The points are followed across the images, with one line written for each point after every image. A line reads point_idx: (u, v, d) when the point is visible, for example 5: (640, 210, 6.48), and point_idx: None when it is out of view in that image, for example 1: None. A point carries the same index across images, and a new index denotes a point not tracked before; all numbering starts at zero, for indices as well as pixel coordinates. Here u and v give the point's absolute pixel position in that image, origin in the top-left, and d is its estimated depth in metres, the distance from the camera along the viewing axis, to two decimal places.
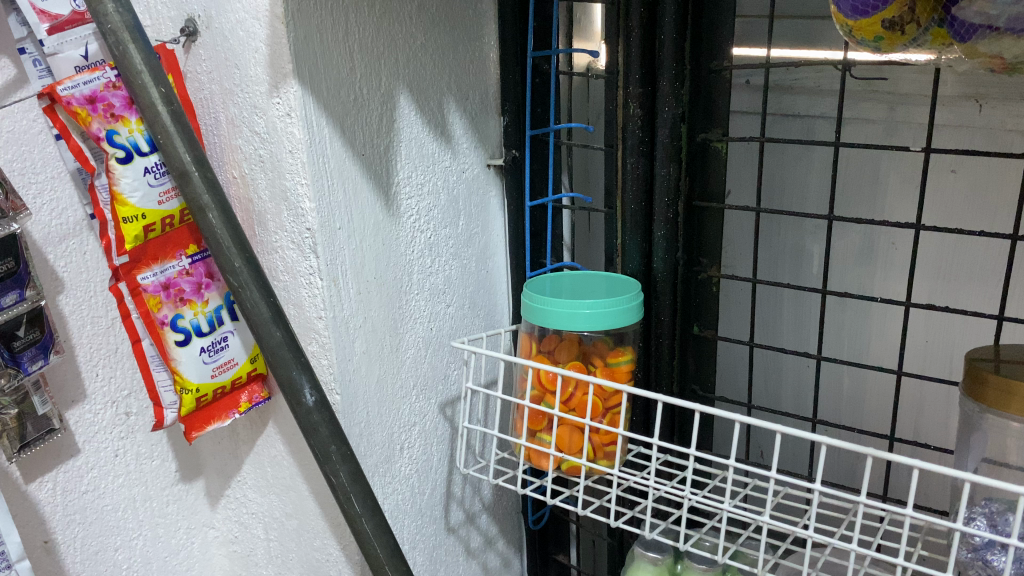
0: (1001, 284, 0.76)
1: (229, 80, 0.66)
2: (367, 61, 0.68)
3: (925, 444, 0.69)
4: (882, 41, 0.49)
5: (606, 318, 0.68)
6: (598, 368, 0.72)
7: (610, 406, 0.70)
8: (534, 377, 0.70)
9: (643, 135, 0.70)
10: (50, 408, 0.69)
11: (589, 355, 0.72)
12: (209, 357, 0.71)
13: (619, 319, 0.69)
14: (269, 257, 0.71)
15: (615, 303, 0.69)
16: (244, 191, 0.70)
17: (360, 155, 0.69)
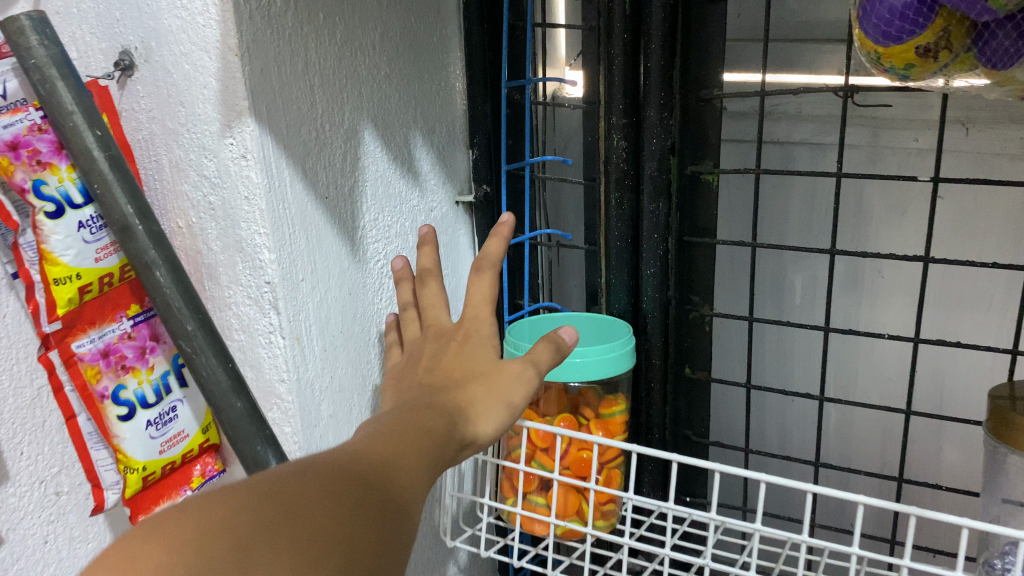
0: (992, 312, 0.73)
1: (173, 119, 0.58)
2: (328, 95, 0.62)
3: (938, 486, 0.66)
4: (913, 69, 0.46)
5: (605, 365, 0.63)
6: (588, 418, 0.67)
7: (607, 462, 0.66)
8: (527, 436, 0.65)
9: (630, 169, 0.66)
10: None
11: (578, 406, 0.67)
12: (157, 431, 0.63)
13: (617, 365, 0.64)
14: (222, 315, 0.63)
15: (612, 348, 0.64)
16: (192, 242, 0.62)
17: (322, 199, 0.62)
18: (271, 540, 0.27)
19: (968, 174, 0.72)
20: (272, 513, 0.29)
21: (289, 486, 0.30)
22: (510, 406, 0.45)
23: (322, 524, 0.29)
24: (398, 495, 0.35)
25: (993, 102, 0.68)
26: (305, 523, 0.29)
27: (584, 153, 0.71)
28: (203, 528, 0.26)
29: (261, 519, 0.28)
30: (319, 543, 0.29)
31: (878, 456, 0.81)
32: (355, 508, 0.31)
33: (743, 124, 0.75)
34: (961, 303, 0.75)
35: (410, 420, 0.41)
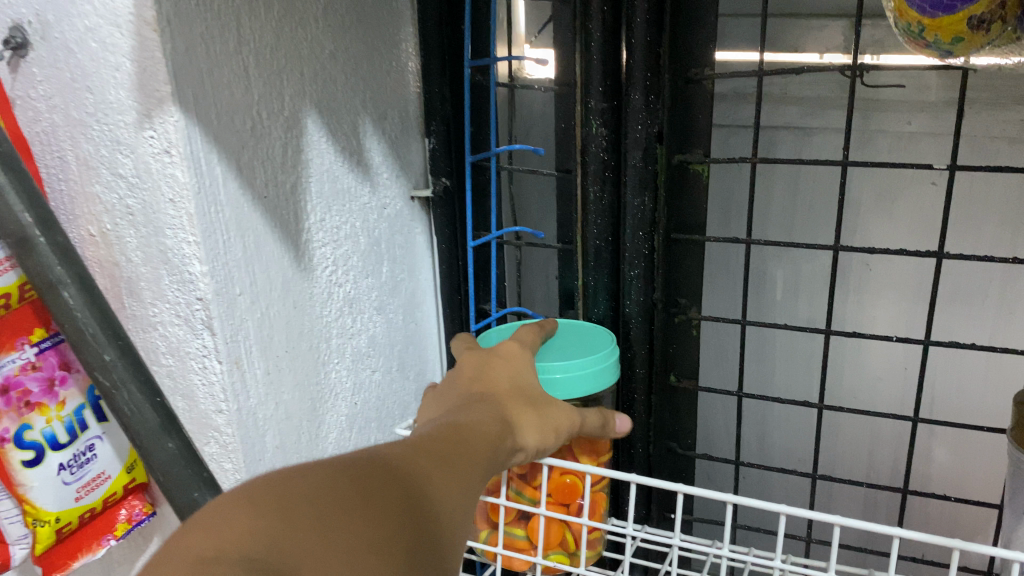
0: (988, 305, 0.69)
1: (78, 108, 0.49)
2: (265, 77, 0.52)
3: (947, 497, 0.61)
4: (961, 44, 0.40)
5: (591, 381, 0.56)
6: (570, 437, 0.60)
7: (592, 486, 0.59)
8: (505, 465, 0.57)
9: (611, 159, 0.59)
10: None
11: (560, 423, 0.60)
12: (71, 476, 0.54)
13: (603, 379, 0.57)
14: (146, 336, 0.54)
15: (598, 360, 0.56)
16: (107, 252, 0.53)
17: (261, 199, 0.53)
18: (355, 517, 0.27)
19: (964, 159, 0.67)
20: (353, 489, 0.29)
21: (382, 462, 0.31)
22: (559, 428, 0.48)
23: (399, 512, 0.29)
24: (469, 494, 0.34)
25: (994, 82, 0.63)
26: (400, 489, 0.30)
27: (557, 141, 0.64)
28: (296, 488, 0.27)
29: (348, 498, 0.28)
30: (391, 532, 0.28)
31: (867, 460, 0.76)
32: (448, 487, 0.33)
33: (723, 108, 0.68)
34: (954, 297, 0.70)
35: (471, 426, 0.39)
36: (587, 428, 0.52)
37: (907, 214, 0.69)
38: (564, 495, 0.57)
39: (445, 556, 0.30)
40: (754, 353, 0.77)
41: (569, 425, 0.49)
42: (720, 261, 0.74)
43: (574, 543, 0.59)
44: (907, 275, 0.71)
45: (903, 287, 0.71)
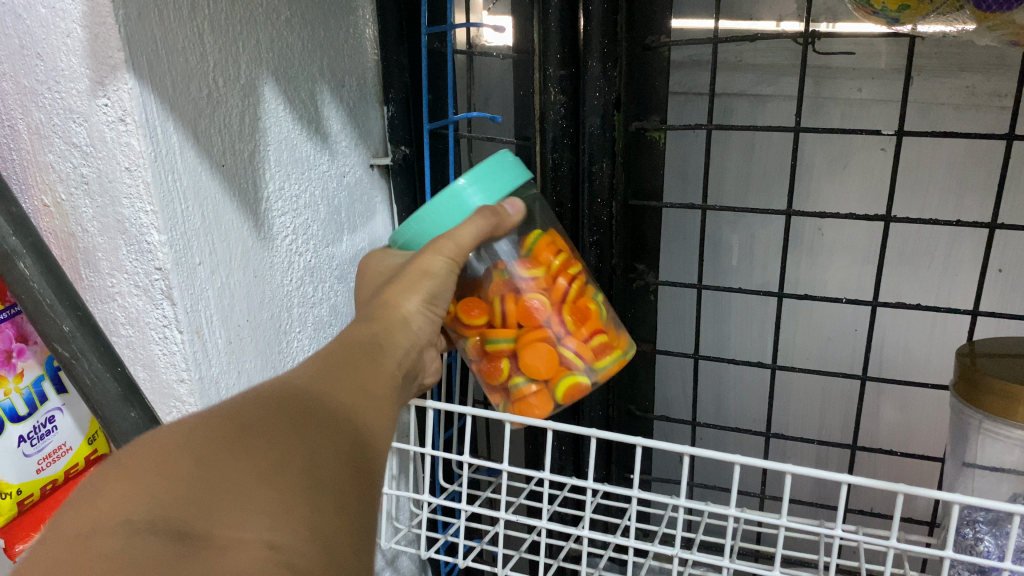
0: (933, 267, 0.71)
1: (29, 76, 0.48)
2: (220, 44, 0.52)
3: (894, 451, 0.63)
4: (907, 11, 0.42)
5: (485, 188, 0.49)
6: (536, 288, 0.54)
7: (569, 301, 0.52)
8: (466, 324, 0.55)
9: (569, 126, 0.59)
10: None
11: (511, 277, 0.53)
12: (32, 448, 0.54)
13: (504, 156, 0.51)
14: (104, 307, 0.54)
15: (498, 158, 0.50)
16: (61, 222, 0.52)
17: (218, 167, 0.52)
18: (237, 448, 0.29)
19: (912, 126, 0.68)
20: (228, 428, 0.31)
21: (247, 400, 0.33)
22: (450, 259, 0.47)
23: (277, 446, 0.30)
24: (354, 398, 0.37)
25: (941, 49, 0.64)
26: (273, 414, 0.32)
27: (516, 108, 0.64)
28: (163, 446, 0.29)
29: (225, 435, 0.30)
30: (287, 457, 0.30)
31: (818, 419, 0.78)
32: (328, 398, 0.35)
33: (680, 75, 0.69)
34: (902, 260, 0.72)
35: (343, 344, 0.42)
36: (466, 238, 0.47)
37: (857, 180, 0.71)
38: (526, 317, 0.51)
39: (353, 449, 0.33)
40: (712, 318, 0.78)
41: (451, 278, 0.48)
42: (679, 227, 0.74)
43: (576, 354, 0.51)
44: (857, 239, 0.73)
45: (854, 250, 0.73)
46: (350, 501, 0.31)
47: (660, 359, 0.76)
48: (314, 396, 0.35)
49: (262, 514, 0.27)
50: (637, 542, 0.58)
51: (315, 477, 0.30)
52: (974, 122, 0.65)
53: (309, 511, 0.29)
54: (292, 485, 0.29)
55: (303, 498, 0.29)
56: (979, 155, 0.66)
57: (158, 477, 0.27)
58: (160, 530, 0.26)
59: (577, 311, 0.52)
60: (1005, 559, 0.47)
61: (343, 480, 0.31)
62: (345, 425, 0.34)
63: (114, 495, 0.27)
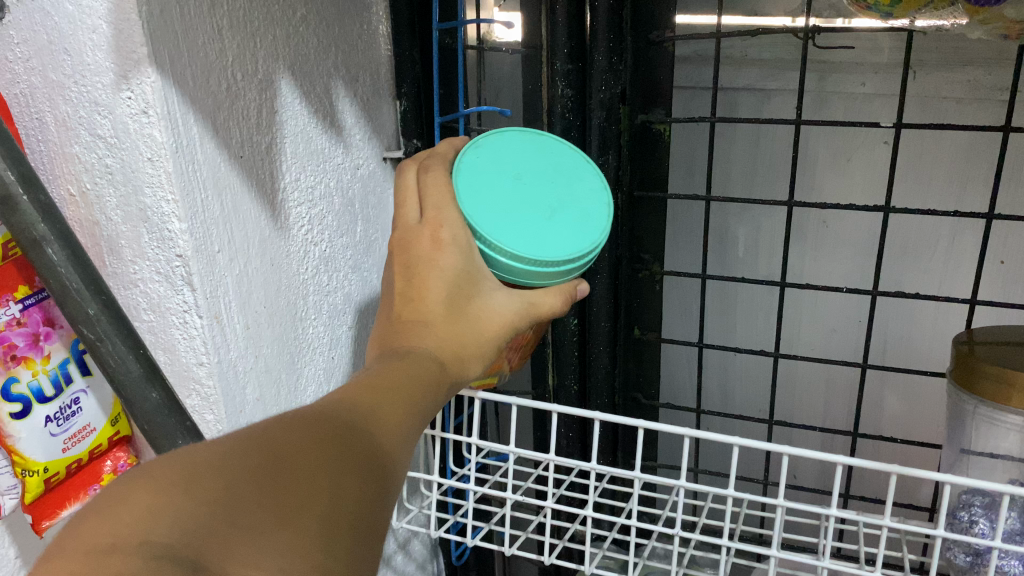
0: (936, 258, 0.72)
1: (57, 70, 0.50)
2: (239, 39, 0.54)
3: (894, 438, 0.65)
4: (900, 5, 0.43)
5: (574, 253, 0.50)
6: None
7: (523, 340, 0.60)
8: None
9: (576, 118, 0.61)
10: None
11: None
12: (58, 428, 0.56)
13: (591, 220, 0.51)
14: (127, 293, 0.56)
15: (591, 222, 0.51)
16: (86, 211, 0.54)
17: (236, 158, 0.54)
18: (269, 483, 0.30)
19: (915, 119, 0.69)
20: (254, 453, 0.31)
21: (295, 428, 0.33)
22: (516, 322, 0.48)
23: (297, 483, 0.30)
24: (390, 441, 0.37)
25: (942, 44, 0.65)
26: (317, 452, 0.32)
27: (525, 102, 0.66)
28: (202, 464, 0.29)
29: (261, 467, 0.30)
30: (307, 496, 0.30)
31: (822, 408, 0.79)
32: (369, 436, 0.36)
33: (686, 69, 0.70)
34: (905, 252, 0.74)
35: (395, 372, 0.41)
36: (543, 311, 0.49)
37: (861, 172, 0.72)
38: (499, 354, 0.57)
39: (375, 499, 0.33)
40: (718, 309, 0.80)
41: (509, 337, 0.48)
42: (686, 218, 0.76)
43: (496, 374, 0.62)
44: (861, 231, 0.74)
45: (857, 242, 0.74)
46: (359, 540, 0.31)
47: (667, 348, 0.78)
48: (358, 436, 0.35)
49: (274, 561, 0.28)
50: (640, 523, 0.60)
51: (333, 527, 0.30)
52: (975, 115, 0.66)
53: (320, 559, 0.29)
54: (310, 532, 0.29)
55: (319, 551, 0.29)
56: (980, 148, 0.67)
57: (183, 498, 0.27)
58: (177, 558, 0.25)
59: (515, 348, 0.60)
60: (995, 540, 0.48)
61: (358, 532, 0.31)
62: (377, 471, 0.34)
63: (143, 505, 0.26)
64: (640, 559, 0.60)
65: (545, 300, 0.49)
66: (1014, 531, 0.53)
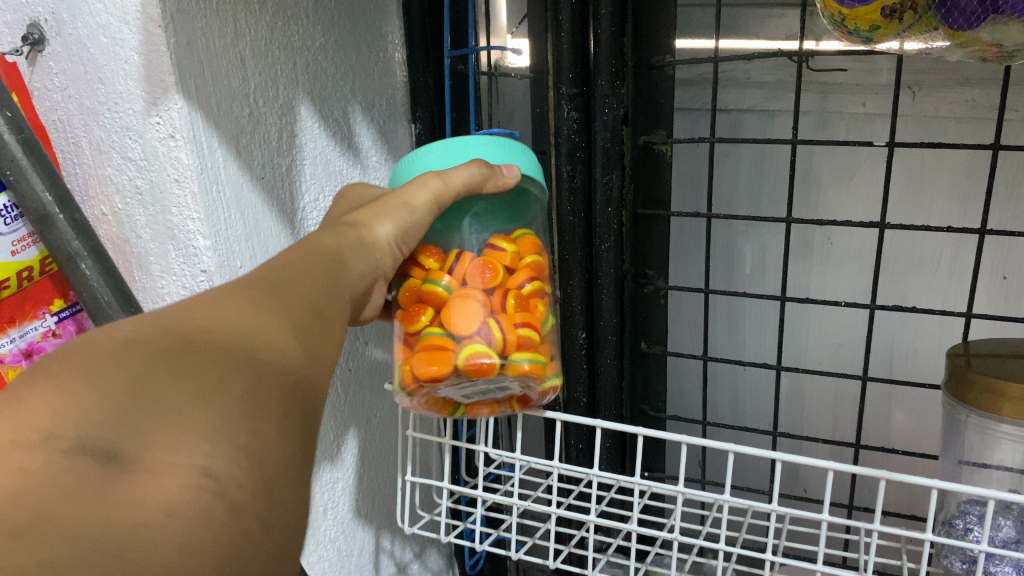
0: (939, 275, 0.73)
1: (91, 98, 0.54)
2: (260, 67, 0.57)
3: (895, 450, 0.66)
4: (878, 30, 0.45)
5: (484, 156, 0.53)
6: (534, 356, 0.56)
7: (526, 288, 0.53)
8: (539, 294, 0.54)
9: (582, 139, 0.64)
10: None
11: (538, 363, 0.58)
12: None
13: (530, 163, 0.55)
14: (155, 307, 0.59)
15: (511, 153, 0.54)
16: (118, 229, 0.58)
17: (258, 179, 0.58)
18: (176, 364, 0.28)
19: (914, 138, 0.70)
20: (160, 338, 0.29)
21: (196, 312, 0.31)
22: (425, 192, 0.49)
23: (209, 363, 0.28)
24: (306, 326, 0.35)
25: (939, 65, 0.66)
26: (218, 336, 0.30)
27: (534, 124, 0.69)
28: (96, 351, 0.27)
29: (164, 347, 0.28)
30: (220, 377, 0.28)
31: (830, 423, 0.80)
32: (285, 320, 0.34)
33: (691, 91, 0.72)
34: (908, 268, 0.74)
35: (301, 258, 0.41)
36: (453, 178, 0.50)
37: (863, 191, 0.73)
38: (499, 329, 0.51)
39: (297, 382, 0.32)
40: (725, 324, 0.81)
41: (426, 210, 0.49)
42: (692, 235, 0.77)
43: (506, 330, 0.50)
44: (864, 248, 0.75)
45: (862, 258, 0.75)
46: (289, 426, 0.29)
47: (674, 362, 0.80)
48: (269, 319, 0.33)
49: (197, 437, 0.25)
50: (642, 529, 0.62)
51: (255, 404, 0.28)
52: (975, 134, 0.67)
53: (246, 439, 0.27)
54: (229, 408, 0.27)
55: (244, 426, 0.27)
56: (980, 166, 0.68)
57: (80, 382, 0.26)
58: (90, 449, 0.24)
59: (522, 304, 0.52)
60: (983, 545, 0.49)
61: (286, 417, 0.29)
62: (296, 355, 0.33)
63: (37, 403, 0.25)
64: (643, 564, 0.62)
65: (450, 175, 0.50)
66: (1007, 539, 0.54)
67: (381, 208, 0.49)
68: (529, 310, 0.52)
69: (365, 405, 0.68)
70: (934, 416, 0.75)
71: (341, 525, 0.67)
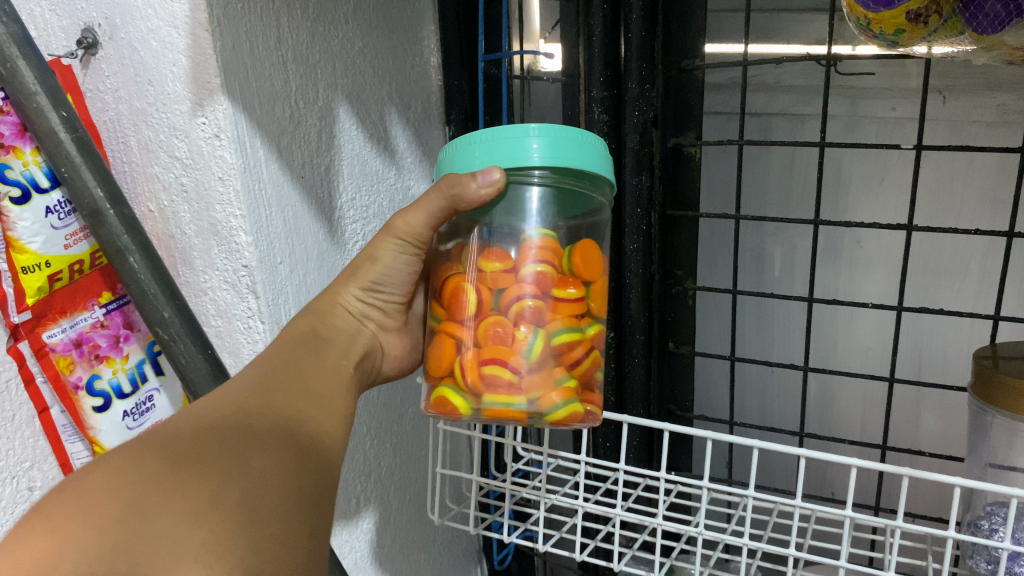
0: (968, 278, 0.73)
1: (141, 99, 0.56)
2: (301, 70, 0.59)
3: (922, 451, 0.66)
4: (903, 34, 0.46)
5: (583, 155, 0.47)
6: (556, 353, 0.48)
7: (506, 308, 0.48)
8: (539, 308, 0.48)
9: (612, 142, 0.66)
10: None
11: (572, 353, 0.49)
12: (134, 422, 0.62)
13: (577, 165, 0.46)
14: (197, 300, 0.62)
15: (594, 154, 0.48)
16: (163, 226, 0.60)
17: (298, 178, 0.60)
18: (171, 489, 0.33)
19: (944, 141, 0.70)
20: (155, 466, 0.34)
21: (184, 433, 0.38)
22: (391, 239, 0.55)
23: (205, 479, 0.34)
24: (286, 425, 0.42)
25: (969, 69, 0.66)
26: (209, 450, 0.36)
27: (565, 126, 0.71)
28: (94, 495, 0.32)
29: (160, 473, 0.34)
30: (216, 487, 0.34)
31: (858, 425, 0.80)
32: (265, 419, 0.41)
33: (722, 94, 0.73)
34: (938, 272, 0.74)
35: (277, 372, 0.47)
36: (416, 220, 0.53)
37: (891, 195, 0.73)
38: (475, 365, 0.48)
39: (296, 476, 0.38)
40: (754, 325, 0.81)
41: (392, 258, 0.56)
42: (721, 238, 0.78)
43: (470, 373, 0.48)
44: (894, 251, 0.75)
45: (891, 261, 0.75)
46: (286, 523, 0.35)
47: (702, 361, 0.81)
48: (249, 418, 0.41)
49: (195, 549, 0.31)
50: (668, 525, 0.62)
51: (251, 506, 0.34)
52: (1004, 138, 0.67)
53: (244, 549, 0.32)
54: (226, 517, 0.33)
55: (243, 536, 0.33)
56: (1011, 169, 0.68)
57: (79, 526, 0.30)
58: None
59: (495, 328, 0.48)
60: (1007, 542, 0.50)
61: (282, 513, 0.35)
62: (284, 449, 0.40)
63: (40, 546, 0.30)
64: (667, 560, 0.62)
65: (402, 220, 0.54)
66: None
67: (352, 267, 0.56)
68: (507, 339, 0.48)
69: (397, 400, 0.70)
70: (963, 420, 0.75)
71: (373, 517, 0.68)
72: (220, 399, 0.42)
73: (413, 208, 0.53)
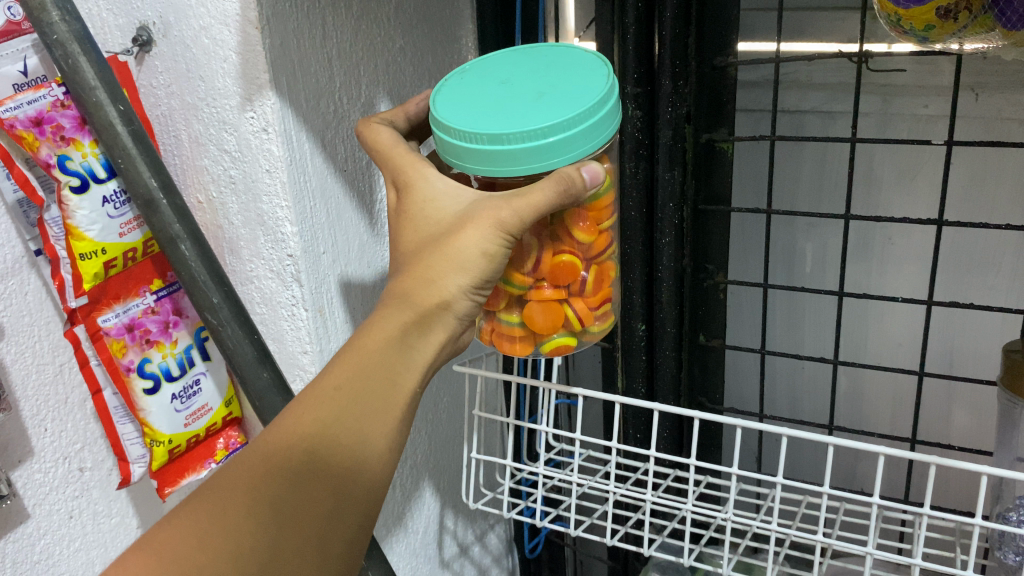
0: (1002, 274, 0.73)
1: (192, 94, 0.59)
2: (345, 67, 0.61)
3: (952, 444, 0.66)
4: (934, 30, 0.47)
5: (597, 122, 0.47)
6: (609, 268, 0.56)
7: (599, 257, 0.51)
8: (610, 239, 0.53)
9: (646, 139, 0.68)
10: (16, 474, 0.62)
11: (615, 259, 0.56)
12: (181, 405, 0.64)
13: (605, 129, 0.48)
14: (244, 288, 0.64)
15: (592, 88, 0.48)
16: (212, 216, 0.63)
17: (341, 171, 0.62)
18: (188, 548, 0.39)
19: (977, 138, 0.70)
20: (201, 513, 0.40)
21: (253, 459, 0.41)
22: (499, 232, 0.46)
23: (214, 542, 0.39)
24: (350, 442, 0.42)
25: (1003, 66, 0.67)
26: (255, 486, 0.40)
27: None
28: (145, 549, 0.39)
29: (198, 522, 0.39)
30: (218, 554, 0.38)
31: (889, 421, 0.80)
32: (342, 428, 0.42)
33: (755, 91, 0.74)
34: (971, 268, 0.74)
35: (366, 357, 0.44)
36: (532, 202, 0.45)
37: (924, 191, 0.74)
38: (587, 313, 0.52)
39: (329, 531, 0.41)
40: (784, 320, 0.82)
41: (503, 254, 0.47)
42: (752, 233, 0.79)
43: (584, 319, 0.52)
44: (926, 248, 0.75)
45: (923, 258, 0.76)
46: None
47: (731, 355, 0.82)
48: (319, 422, 0.42)
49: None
50: (698, 512, 0.63)
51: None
52: None
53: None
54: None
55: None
56: None
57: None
58: None
59: (598, 278, 0.52)
60: None
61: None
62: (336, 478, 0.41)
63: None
64: (698, 547, 0.63)
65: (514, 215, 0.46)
66: None
67: (447, 256, 0.46)
68: (601, 278, 0.52)
69: (432, 388, 0.72)
70: (993, 415, 0.75)
71: (409, 503, 0.70)
72: (317, 390, 0.43)
73: (523, 198, 0.46)
